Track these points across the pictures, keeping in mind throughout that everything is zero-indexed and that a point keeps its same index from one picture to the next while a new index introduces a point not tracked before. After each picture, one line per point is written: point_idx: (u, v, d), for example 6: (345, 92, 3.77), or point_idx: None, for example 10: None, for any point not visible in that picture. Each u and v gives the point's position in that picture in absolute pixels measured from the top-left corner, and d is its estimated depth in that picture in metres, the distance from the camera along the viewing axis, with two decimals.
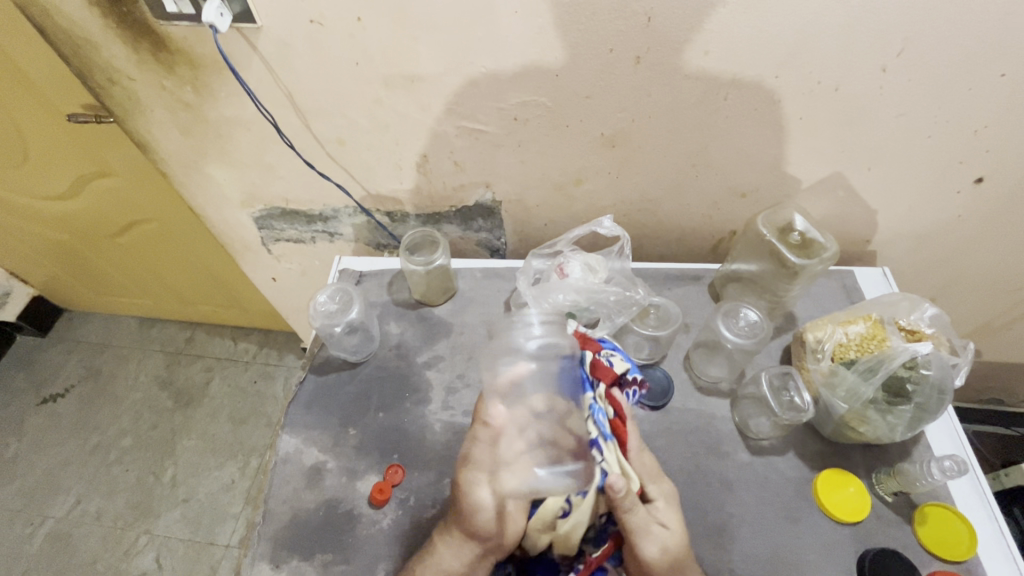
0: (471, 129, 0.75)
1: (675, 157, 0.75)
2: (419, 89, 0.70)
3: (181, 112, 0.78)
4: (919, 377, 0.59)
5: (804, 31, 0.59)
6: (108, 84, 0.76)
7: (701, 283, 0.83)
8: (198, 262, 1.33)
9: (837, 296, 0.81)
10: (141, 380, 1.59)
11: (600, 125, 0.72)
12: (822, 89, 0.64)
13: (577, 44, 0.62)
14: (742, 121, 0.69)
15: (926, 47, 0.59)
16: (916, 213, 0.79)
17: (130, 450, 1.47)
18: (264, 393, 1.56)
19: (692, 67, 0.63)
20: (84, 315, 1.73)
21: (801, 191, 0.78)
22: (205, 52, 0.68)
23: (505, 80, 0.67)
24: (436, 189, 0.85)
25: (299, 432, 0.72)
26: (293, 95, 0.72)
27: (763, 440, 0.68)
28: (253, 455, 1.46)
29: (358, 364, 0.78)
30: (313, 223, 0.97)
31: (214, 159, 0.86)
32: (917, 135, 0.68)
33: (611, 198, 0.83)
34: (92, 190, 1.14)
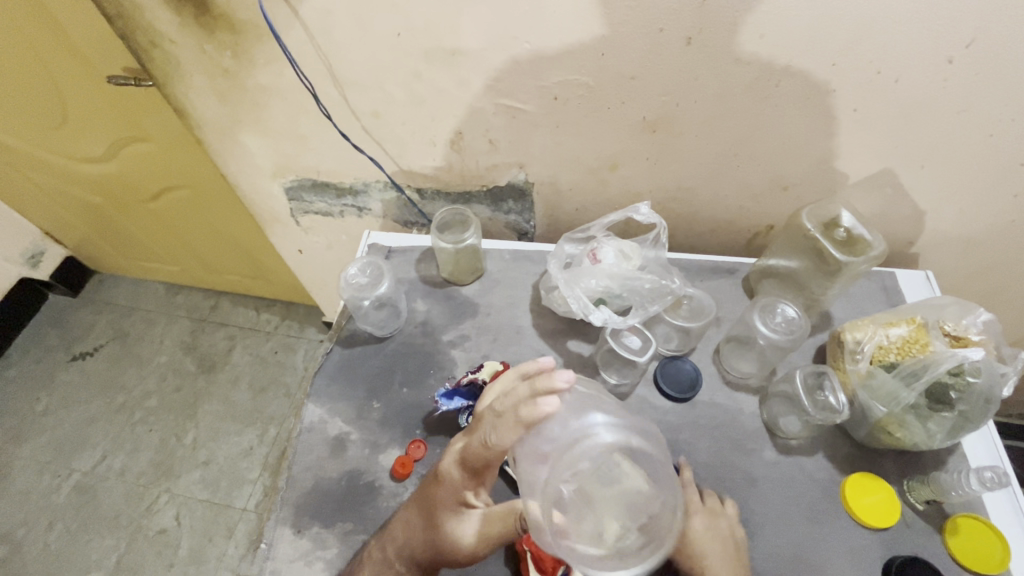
0: (509, 108, 0.73)
1: (717, 146, 0.73)
2: (460, 64, 0.68)
3: (220, 78, 0.78)
4: (965, 384, 0.57)
5: (867, 17, 0.56)
6: (150, 47, 0.76)
7: (735, 277, 0.82)
8: (226, 231, 1.34)
9: (875, 297, 0.78)
10: (166, 344, 1.63)
11: (643, 108, 0.70)
12: (880, 80, 0.62)
13: (626, 24, 0.60)
14: (791, 111, 0.67)
15: (999, 38, 0.55)
16: (966, 215, 0.76)
17: (154, 412, 1.51)
18: (285, 364, 1.59)
19: (744, 51, 0.61)
20: (114, 278, 1.77)
21: (847, 186, 0.75)
22: (247, 17, 0.68)
23: (548, 58, 0.66)
24: (468, 167, 0.84)
25: (324, 403, 0.73)
26: (332, 65, 0.72)
27: (792, 439, 0.67)
28: (272, 423, 1.48)
29: (383, 339, 0.78)
30: (343, 196, 0.97)
31: (249, 128, 0.86)
32: (978, 133, 0.65)
33: (647, 185, 0.81)
34: (128, 154, 1.16)
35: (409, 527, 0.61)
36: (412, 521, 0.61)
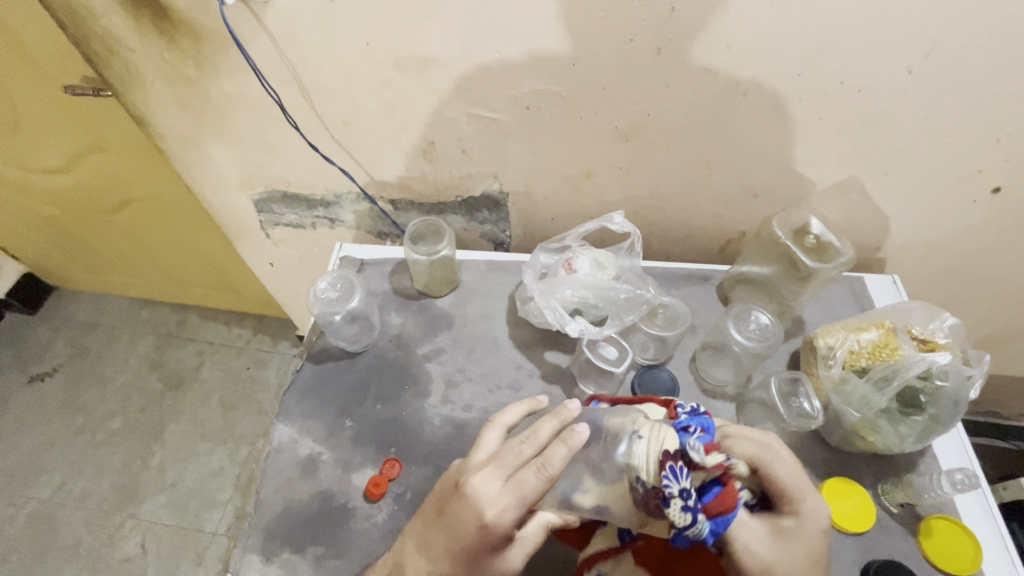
0: (482, 117, 0.73)
1: (689, 154, 0.73)
2: (430, 72, 0.68)
3: (183, 87, 0.75)
4: (934, 387, 0.58)
5: (830, 30, 0.57)
6: (108, 54, 0.73)
7: (709, 284, 0.82)
8: (193, 244, 1.30)
9: (846, 302, 0.79)
10: (132, 362, 1.57)
11: (615, 117, 0.70)
12: (845, 90, 0.63)
13: (596, 34, 0.61)
14: (759, 119, 0.68)
15: (954, 49, 0.57)
16: (929, 221, 0.78)
17: (117, 434, 1.44)
18: (257, 380, 1.54)
19: (714, 61, 0.62)
20: (75, 294, 1.70)
21: (816, 193, 0.76)
22: (208, 24, 0.66)
23: (519, 68, 0.65)
24: (442, 177, 0.83)
25: (294, 422, 0.70)
26: (299, 74, 0.70)
27: None
28: (244, 442, 1.44)
29: (356, 354, 0.76)
30: (314, 208, 0.95)
31: (214, 138, 0.83)
32: (938, 140, 0.67)
33: (622, 194, 0.81)
34: (87, 165, 1.11)
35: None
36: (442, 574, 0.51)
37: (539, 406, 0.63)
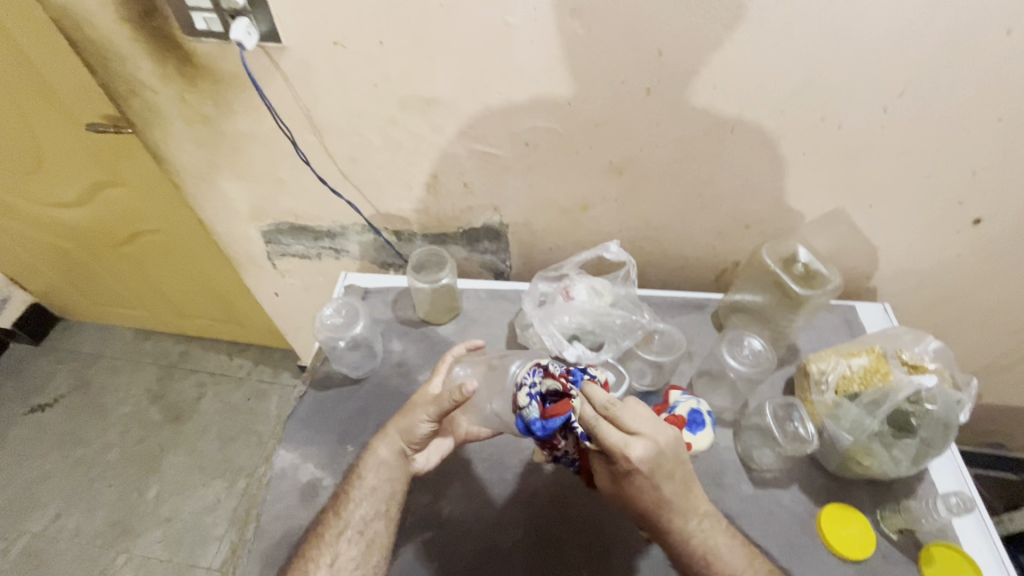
0: (482, 153, 0.76)
1: (680, 187, 0.77)
2: (435, 112, 0.72)
3: (200, 126, 0.80)
4: (924, 411, 0.59)
5: (807, 72, 0.61)
6: (131, 95, 0.78)
7: (704, 312, 0.84)
8: (199, 275, 1.33)
9: (839, 329, 0.81)
10: (132, 393, 1.57)
11: (609, 153, 0.74)
12: (825, 127, 0.67)
13: (590, 77, 0.65)
14: (746, 155, 0.71)
15: (924, 89, 0.61)
16: (915, 250, 0.80)
17: (115, 465, 1.43)
18: (257, 411, 1.54)
19: (701, 100, 0.66)
20: (80, 325, 1.71)
21: (804, 225, 0.79)
22: (228, 68, 0.71)
23: (518, 107, 0.70)
24: (444, 209, 0.87)
25: (296, 447, 0.71)
26: (311, 112, 0.74)
27: (767, 472, 0.67)
28: (242, 474, 1.42)
29: (359, 381, 0.77)
30: (320, 239, 0.98)
31: (227, 173, 0.87)
32: (917, 173, 0.70)
33: (617, 225, 0.84)
34: (102, 199, 1.15)
35: (396, 445, 0.64)
36: (400, 443, 0.64)
37: (478, 345, 0.73)
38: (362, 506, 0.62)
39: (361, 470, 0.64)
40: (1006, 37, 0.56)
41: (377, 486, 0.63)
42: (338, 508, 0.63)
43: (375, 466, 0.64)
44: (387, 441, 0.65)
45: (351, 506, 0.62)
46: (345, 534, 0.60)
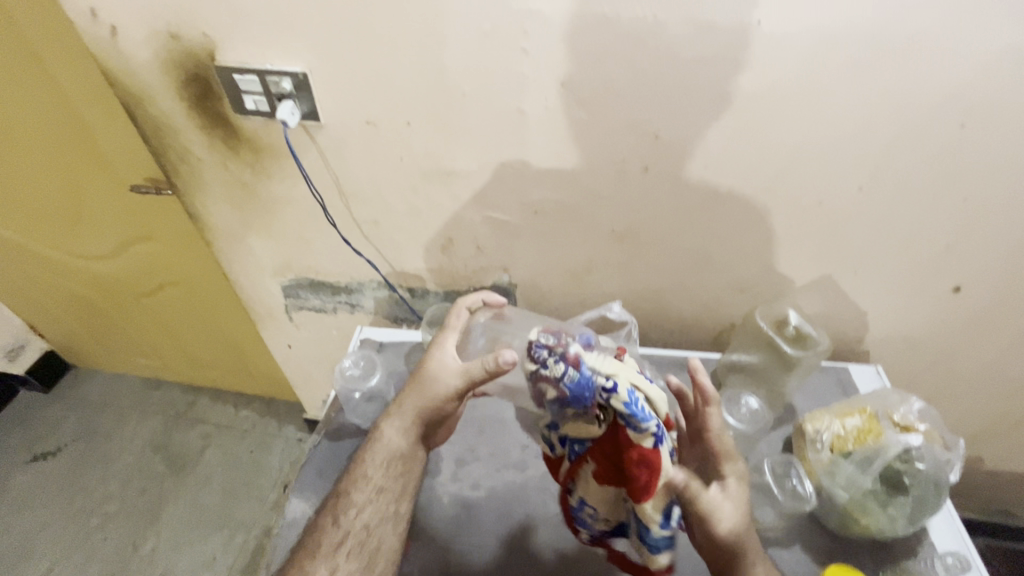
0: (495, 219, 0.83)
1: (678, 253, 0.83)
2: (453, 182, 0.79)
3: (238, 190, 0.87)
4: (915, 470, 0.61)
5: (788, 155, 0.69)
6: (177, 162, 0.86)
7: (704, 370, 0.87)
8: (216, 326, 1.37)
9: (833, 390, 0.84)
10: (136, 442, 1.57)
11: (611, 221, 0.80)
12: (807, 202, 0.73)
13: (593, 155, 0.73)
14: (737, 225, 0.78)
15: (894, 170, 0.68)
16: (902, 315, 0.85)
17: (112, 517, 1.42)
18: (259, 464, 1.53)
19: (695, 177, 0.73)
20: (91, 373, 1.74)
21: (795, 289, 0.85)
22: (270, 141, 0.79)
23: (529, 179, 0.77)
24: (457, 269, 0.93)
25: (309, 497, 0.73)
26: (340, 181, 0.82)
27: (768, 531, 0.67)
28: (240, 529, 1.40)
29: (370, 432, 0.80)
30: (338, 294, 1.04)
31: (257, 232, 0.94)
32: (895, 245, 0.76)
33: (619, 287, 0.90)
34: (132, 253, 1.22)
35: (405, 431, 0.70)
36: (407, 428, 0.70)
37: (499, 302, 0.78)
38: (366, 509, 0.66)
39: (364, 466, 0.69)
40: (960, 129, 0.63)
41: (382, 486, 0.68)
42: (337, 513, 0.66)
43: (380, 459, 0.69)
44: (393, 428, 0.70)
45: (352, 512, 0.66)
46: (343, 546, 0.64)
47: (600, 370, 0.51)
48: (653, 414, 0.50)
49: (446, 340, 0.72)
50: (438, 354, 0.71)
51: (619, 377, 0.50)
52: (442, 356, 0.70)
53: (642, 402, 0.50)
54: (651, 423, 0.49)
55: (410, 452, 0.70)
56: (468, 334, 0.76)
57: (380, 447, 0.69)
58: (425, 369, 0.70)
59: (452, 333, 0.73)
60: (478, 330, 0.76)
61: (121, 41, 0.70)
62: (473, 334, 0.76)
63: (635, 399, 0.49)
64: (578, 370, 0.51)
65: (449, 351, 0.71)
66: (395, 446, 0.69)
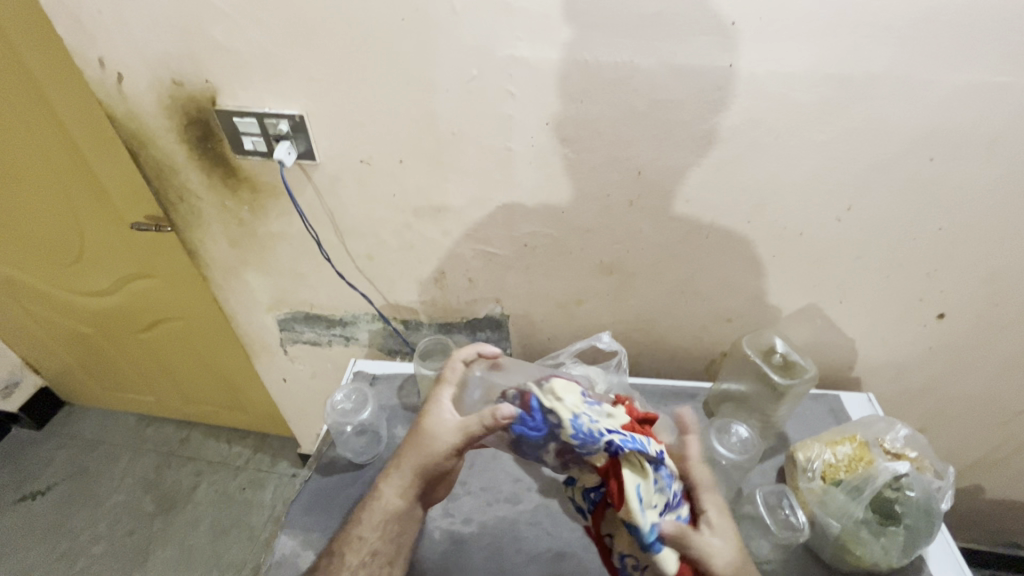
0: (486, 252, 0.85)
1: (666, 284, 0.84)
2: (444, 217, 0.81)
3: (235, 227, 0.89)
4: (905, 498, 0.61)
5: (768, 188, 0.71)
6: (177, 201, 0.88)
7: (696, 401, 0.88)
8: (211, 361, 1.37)
9: (825, 418, 0.84)
10: (127, 481, 1.55)
11: (599, 253, 0.82)
12: (789, 234, 0.76)
13: (580, 191, 0.75)
14: (722, 256, 0.80)
15: (870, 202, 0.71)
16: (889, 343, 0.86)
17: (100, 559, 1.39)
18: (251, 502, 1.51)
19: (678, 210, 0.75)
20: (84, 409, 1.73)
21: (783, 318, 0.86)
22: (267, 180, 0.81)
23: (518, 214, 0.79)
24: (450, 301, 0.94)
25: (298, 533, 0.72)
26: (335, 217, 0.84)
27: (765, 563, 0.67)
28: (229, 571, 1.37)
29: (361, 466, 0.79)
30: (332, 327, 1.05)
31: (253, 268, 0.96)
32: (876, 274, 0.78)
33: (610, 317, 0.91)
34: (131, 289, 1.24)
35: (403, 493, 0.65)
36: (406, 489, 0.65)
37: (495, 353, 0.71)
38: (359, 573, 0.62)
39: (358, 526, 0.65)
40: (930, 163, 0.66)
41: (378, 549, 0.64)
42: (329, 572, 0.63)
43: (376, 519, 0.65)
44: (392, 489, 0.65)
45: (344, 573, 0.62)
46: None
47: (550, 407, 0.55)
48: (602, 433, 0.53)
49: (443, 394, 0.66)
50: (432, 410, 0.66)
51: (565, 408, 0.55)
52: (438, 413, 0.65)
53: (591, 423, 0.53)
54: (602, 439, 0.52)
55: (410, 508, 0.66)
56: (465, 386, 0.69)
57: (377, 509, 0.65)
58: (422, 429, 0.64)
59: (448, 388, 0.67)
60: (474, 383, 0.68)
61: (126, 88, 0.74)
62: (470, 386, 0.68)
63: (581, 424, 0.53)
64: (527, 406, 0.57)
65: (447, 408, 0.65)
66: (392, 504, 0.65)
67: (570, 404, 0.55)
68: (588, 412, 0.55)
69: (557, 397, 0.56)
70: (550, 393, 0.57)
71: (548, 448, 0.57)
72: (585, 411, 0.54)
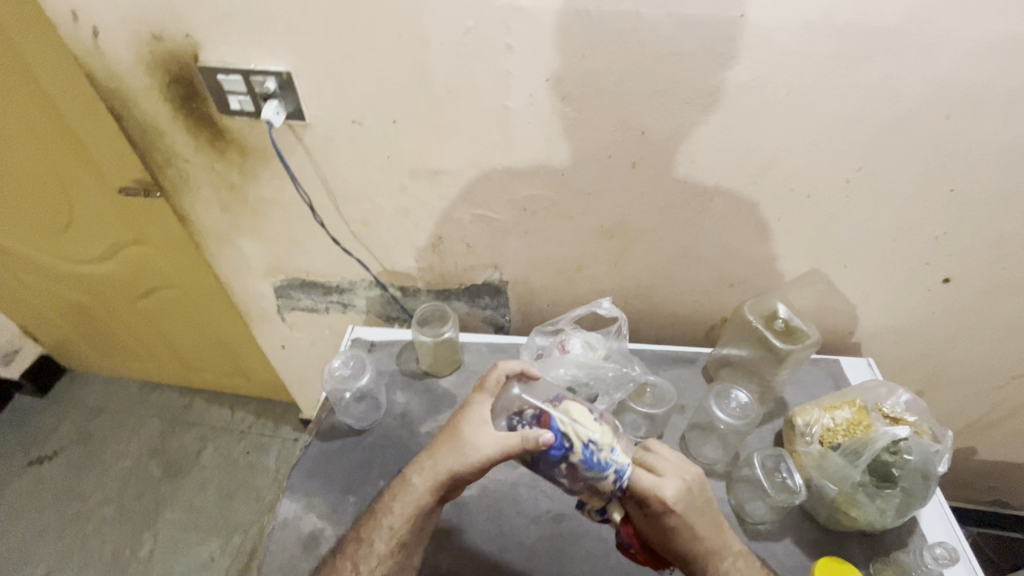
0: (484, 217, 0.83)
1: (668, 248, 0.83)
2: (440, 181, 0.79)
3: (226, 192, 0.87)
4: (903, 462, 0.62)
5: (775, 149, 0.69)
6: (164, 164, 0.85)
7: (695, 365, 0.87)
8: (209, 328, 1.37)
9: (825, 383, 0.84)
10: (133, 445, 1.57)
11: (600, 217, 0.80)
12: (795, 196, 0.73)
13: (580, 152, 0.72)
14: (726, 220, 0.78)
15: (880, 162, 0.68)
16: (891, 308, 0.85)
17: (110, 520, 1.42)
18: (255, 465, 1.53)
19: (681, 172, 0.73)
20: (86, 376, 1.74)
21: (786, 283, 0.85)
22: (256, 142, 0.79)
23: (516, 177, 0.77)
24: (448, 267, 0.92)
25: (300, 497, 0.73)
26: (328, 181, 0.81)
27: (760, 524, 0.68)
28: (237, 531, 1.41)
29: (362, 432, 0.80)
30: (329, 294, 1.03)
31: (246, 233, 0.94)
32: (883, 238, 0.76)
33: (611, 283, 0.89)
34: (124, 256, 1.22)
35: (432, 487, 0.62)
36: (437, 485, 0.62)
37: (536, 374, 0.68)
38: (384, 560, 0.61)
39: (389, 516, 0.63)
40: (946, 120, 0.63)
41: (404, 540, 0.62)
42: (356, 559, 0.62)
43: (405, 512, 0.62)
44: (424, 485, 0.62)
45: (371, 560, 0.61)
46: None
47: (567, 431, 0.55)
48: (611, 462, 0.56)
49: (482, 404, 0.64)
50: (474, 420, 0.62)
51: (580, 435, 0.55)
52: (479, 425, 0.62)
53: (601, 454, 0.55)
54: (610, 470, 0.55)
55: (438, 505, 0.64)
56: (498, 400, 0.65)
57: (407, 501, 0.62)
58: (462, 433, 0.62)
59: (487, 398, 0.64)
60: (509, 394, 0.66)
61: (103, 43, 0.70)
62: (503, 402, 0.65)
63: (592, 454, 0.55)
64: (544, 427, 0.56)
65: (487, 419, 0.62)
66: (424, 501, 0.62)
67: (589, 431, 0.56)
68: (602, 443, 0.56)
69: (575, 422, 0.56)
70: (568, 417, 0.57)
71: (559, 478, 0.57)
72: (597, 442, 0.55)
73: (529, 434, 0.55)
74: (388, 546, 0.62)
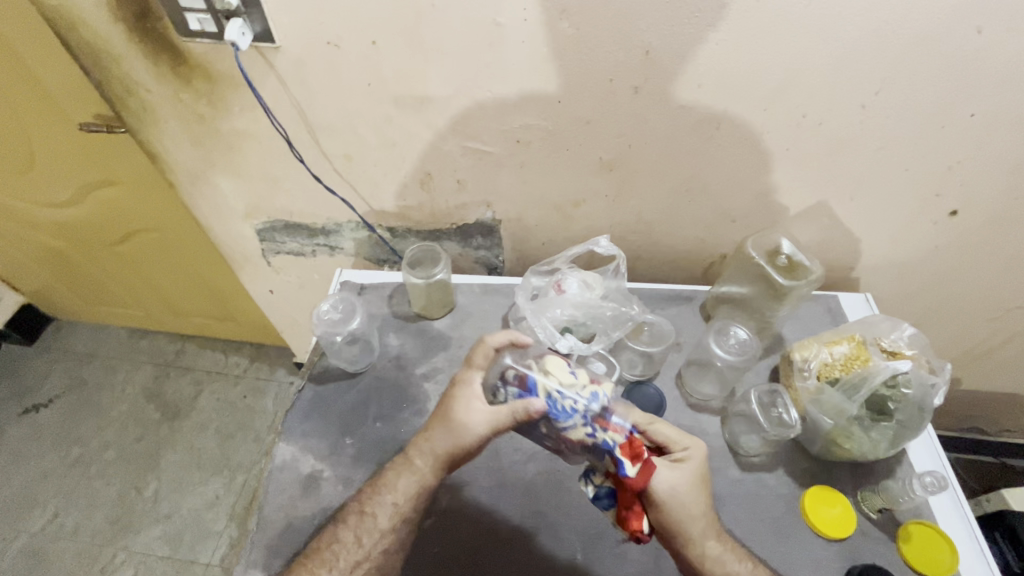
0: (475, 150, 0.78)
1: (669, 182, 0.79)
2: (427, 110, 0.73)
3: (195, 125, 0.80)
4: (900, 395, 0.62)
5: (788, 71, 0.63)
6: (125, 95, 0.78)
7: (693, 303, 0.86)
8: (194, 274, 1.33)
9: (823, 318, 0.84)
10: (128, 391, 1.57)
11: (600, 149, 0.75)
12: (807, 123, 0.69)
13: (578, 76, 0.67)
14: (732, 150, 0.73)
15: (901, 84, 0.63)
16: (896, 241, 0.83)
17: (112, 463, 1.44)
18: (253, 408, 1.55)
19: (687, 97, 0.68)
20: (73, 324, 1.71)
21: (790, 218, 0.82)
22: (223, 68, 0.72)
23: (509, 105, 0.71)
24: (439, 206, 0.88)
25: (297, 440, 0.73)
26: (305, 112, 0.75)
27: (753, 456, 0.70)
28: (240, 470, 1.44)
29: (356, 375, 0.79)
30: (316, 236, 0.99)
31: (221, 171, 0.88)
32: (894, 168, 0.73)
33: (609, 220, 0.86)
34: (95, 198, 1.15)
35: (436, 467, 0.62)
36: (436, 463, 0.62)
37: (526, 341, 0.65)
38: (387, 533, 0.62)
39: (391, 491, 0.63)
40: (977, 35, 0.58)
41: (405, 514, 0.62)
42: (358, 533, 0.62)
43: (410, 492, 0.62)
44: (424, 463, 0.62)
45: (374, 535, 0.61)
46: (362, 566, 0.60)
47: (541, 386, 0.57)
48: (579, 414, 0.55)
49: (473, 379, 0.63)
50: (465, 398, 0.62)
51: (547, 385, 0.57)
52: (470, 402, 0.61)
53: (567, 402, 0.55)
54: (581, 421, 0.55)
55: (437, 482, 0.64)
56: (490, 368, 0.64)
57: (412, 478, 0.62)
58: (455, 414, 0.61)
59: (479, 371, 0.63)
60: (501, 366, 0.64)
61: None
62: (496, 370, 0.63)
63: (557, 402, 0.55)
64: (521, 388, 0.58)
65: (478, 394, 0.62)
66: (425, 480, 0.62)
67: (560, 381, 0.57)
68: (571, 390, 0.56)
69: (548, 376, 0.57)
70: (541, 369, 0.59)
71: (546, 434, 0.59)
72: (562, 391, 0.56)
73: (518, 405, 0.57)
74: (391, 521, 0.62)
